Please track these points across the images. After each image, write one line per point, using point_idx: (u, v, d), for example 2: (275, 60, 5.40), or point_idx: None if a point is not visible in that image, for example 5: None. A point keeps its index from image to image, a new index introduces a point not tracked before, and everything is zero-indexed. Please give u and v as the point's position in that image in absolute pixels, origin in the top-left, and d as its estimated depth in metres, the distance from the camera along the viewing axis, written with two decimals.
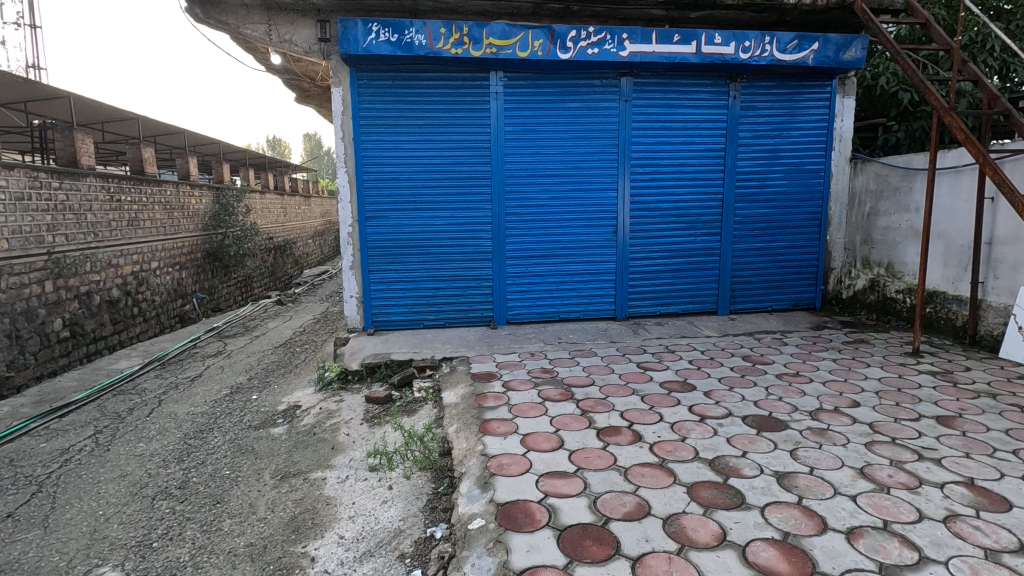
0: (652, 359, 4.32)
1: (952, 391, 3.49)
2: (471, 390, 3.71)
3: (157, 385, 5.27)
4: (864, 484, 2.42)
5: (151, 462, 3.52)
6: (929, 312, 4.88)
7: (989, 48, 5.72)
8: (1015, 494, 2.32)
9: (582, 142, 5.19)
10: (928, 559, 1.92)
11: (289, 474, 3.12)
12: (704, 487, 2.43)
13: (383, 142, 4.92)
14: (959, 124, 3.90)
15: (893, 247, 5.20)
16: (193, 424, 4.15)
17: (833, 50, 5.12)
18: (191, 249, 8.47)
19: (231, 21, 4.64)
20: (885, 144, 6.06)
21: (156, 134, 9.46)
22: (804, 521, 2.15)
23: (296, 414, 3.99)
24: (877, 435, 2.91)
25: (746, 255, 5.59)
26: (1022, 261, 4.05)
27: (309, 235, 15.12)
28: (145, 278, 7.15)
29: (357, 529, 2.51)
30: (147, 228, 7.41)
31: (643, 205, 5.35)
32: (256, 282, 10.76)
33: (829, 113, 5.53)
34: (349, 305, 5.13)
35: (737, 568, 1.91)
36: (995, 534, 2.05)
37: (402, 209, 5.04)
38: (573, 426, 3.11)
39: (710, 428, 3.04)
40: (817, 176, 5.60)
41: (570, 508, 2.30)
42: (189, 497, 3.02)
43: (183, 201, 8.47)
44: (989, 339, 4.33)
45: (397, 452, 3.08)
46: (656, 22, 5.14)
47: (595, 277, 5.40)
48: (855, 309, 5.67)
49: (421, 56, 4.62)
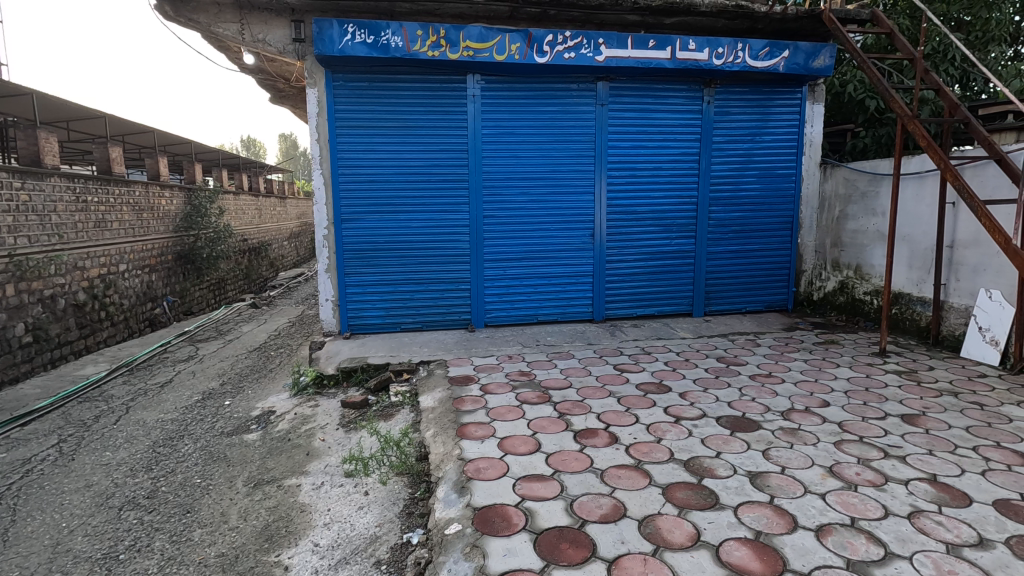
0: (629, 361, 4.37)
1: (916, 390, 3.60)
2: (449, 394, 3.70)
3: (125, 392, 5.12)
4: (833, 482, 2.48)
5: (118, 472, 3.42)
6: (895, 313, 5.02)
7: (950, 58, 5.92)
8: (975, 489, 2.40)
9: (559, 145, 5.22)
10: (893, 554, 1.98)
11: (263, 481, 3.07)
12: (679, 488, 2.46)
13: (360, 144, 4.88)
14: (922, 131, 4.01)
15: (861, 249, 5.35)
16: (163, 432, 4.04)
17: (803, 57, 5.24)
18: (161, 251, 8.26)
19: (202, 19, 4.57)
20: (853, 149, 6.23)
21: (124, 133, 9.23)
22: (775, 520, 2.20)
23: (270, 420, 3.92)
24: (845, 434, 2.98)
25: (720, 258, 5.69)
26: (982, 263, 4.20)
27: (284, 236, 14.86)
28: (113, 281, 6.93)
29: (332, 536, 2.48)
30: (115, 229, 7.21)
31: (620, 208, 5.41)
32: (230, 285, 10.54)
33: (799, 119, 5.66)
34: (325, 308, 5.08)
35: (710, 567, 1.94)
36: (956, 529, 2.12)
37: (379, 212, 5.00)
38: (550, 429, 3.12)
39: (685, 428, 3.09)
40: (788, 180, 5.73)
41: (547, 511, 2.31)
42: (158, 506, 2.94)
43: (153, 202, 8.27)
44: (951, 339, 4.48)
45: (373, 457, 3.05)
46: (633, 27, 5.19)
47: (573, 280, 5.43)
48: (826, 309, 5.82)
49: (398, 58, 4.60)
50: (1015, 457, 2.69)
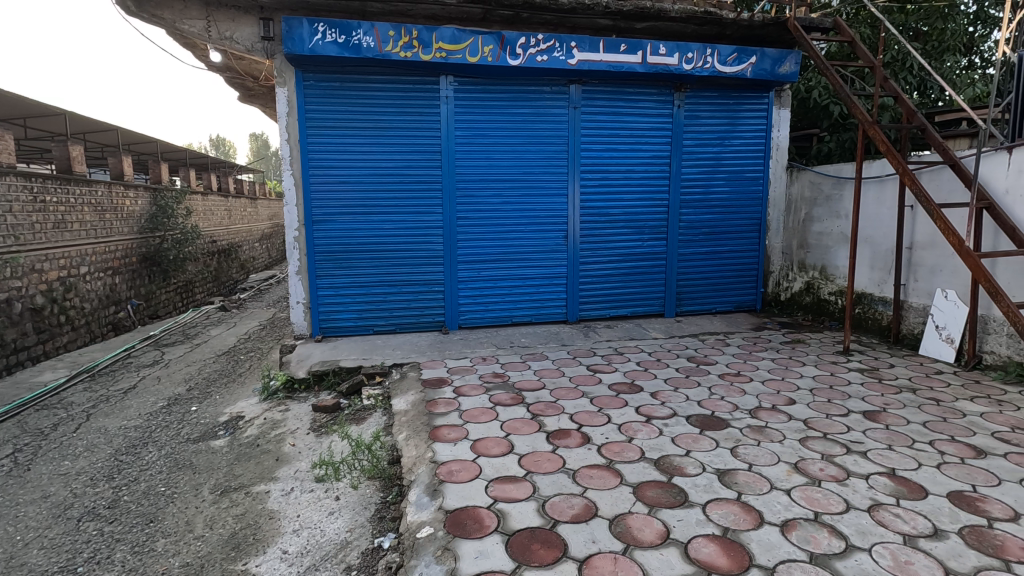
0: (602, 361, 4.42)
1: (878, 387, 3.73)
2: (422, 397, 3.67)
3: (85, 398, 4.95)
4: (798, 478, 2.55)
5: (77, 482, 3.31)
6: (858, 312, 5.18)
7: (908, 67, 6.14)
8: (931, 482, 2.49)
9: (532, 148, 5.24)
10: (854, 547, 2.04)
11: (230, 488, 3.00)
12: (650, 487, 2.49)
13: (332, 145, 4.83)
14: (881, 137, 4.14)
15: (826, 251, 5.51)
16: (126, 440, 3.91)
17: (770, 63, 5.36)
18: (125, 253, 8.02)
19: (167, 16, 4.46)
20: (819, 153, 6.40)
21: (86, 130, 8.93)
22: (742, 517, 2.24)
23: (239, 425, 3.84)
24: (810, 431, 3.06)
25: (691, 259, 5.79)
26: (939, 264, 4.35)
27: (255, 238, 14.55)
28: (73, 284, 6.70)
29: (301, 543, 2.44)
30: (75, 231, 6.96)
31: (593, 211, 5.46)
32: (199, 287, 10.26)
33: (767, 123, 5.79)
34: (296, 312, 5.00)
35: (679, 565, 1.97)
36: (913, 521, 2.20)
37: (351, 213, 4.94)
38: (524, 430, 3.13)
39: (656, 428, 3.13)
40: (756, 183, 5.86)
41: (519, 512, 2.31)
42: (119, 517, 2.85)
43: (116, 202, 8.00)
44: (910, 338, 4.64)
45: (344, 462, 3.01)
46: (604, 31, 5.25)
47: (547, 281, 5.46)
48: (792, 309, 5.97)
49: (370, 58, 4.56)
50: (968, 450, 2.80)
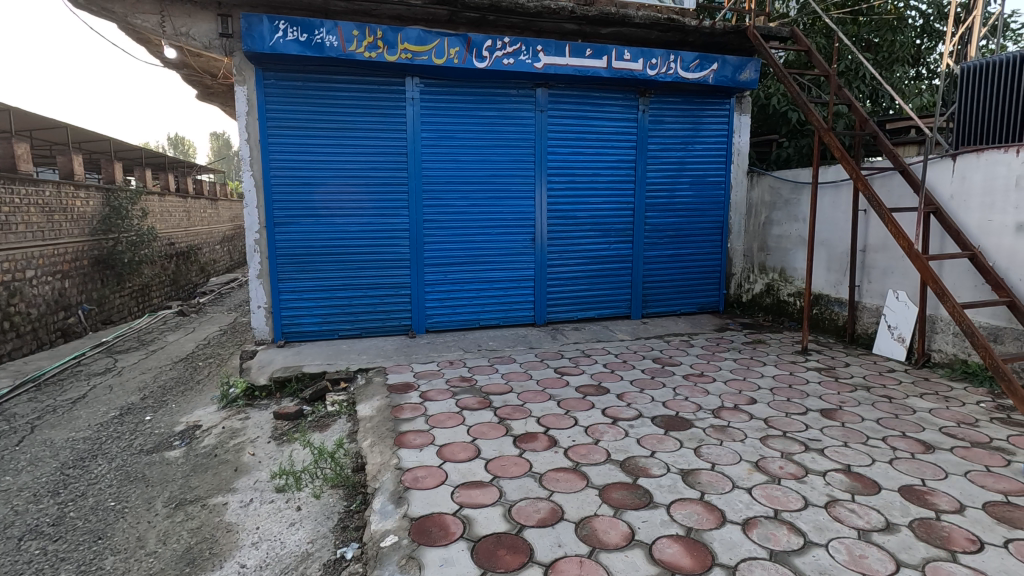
0: (569, 363, 4.44)
1: (834, 386, 3.85)
2: (387, 402, 3.60)
3: (30, 410, 4.70)
4: (758, 477, 2.60)
5: (19, 498, 3.13)
6: (816, 313, 5.34)
7: (860, 76, 6.40)
8: (884, 477, 2.58)
9: (498, 150, 5.24)
10: (811, 543, 2.09)
11: (185, 501, 2.89)
12: (615, 488, 2.51)
13: (294, 146, 4.72)
14: (836, 143, 4.27)
15: (785, 253, 5.67)
16: (73, 452, 3.73)
17: (731, 70, 5.48)
18: (75, 255, 7.67)
19: (118, 9, 4.28)
20: (778, 158, 6.60)
21: (32, 127, 8.49)
22: (705, 516, 2.27)
23: (195, 435, 3.71)
24: (770, 429, 3.13)
25: (656, 262, 5.88)
26: (891, 267, 4.52)
27: (216, 240, 14.12)
28: (19, 288, 6.37)
29: (261, 556, 2.36)
30: (21, 232, 6.61)
31: (560, 214, 5.48)
32: (156, 291, 9.88)
33: (728, 129, 5.92)
34: (257, 316, 4.86)
35: (644, 567, 1.98)
36: (867, 516, 2.27)
37: (314, 215, 4.83)
38: (490, 434, 3.11)
39: (622, 429, 3.16)
40: (718, 188, 5.98)
41: (484, 517, 2.29)
42: (65, 534, 2.71)
43: (66, 203, 7.65)
44: (864, 337, 4.81)
45: (305, 471, 2.92)
46: (570, 36, 5.28)
47: (514, 284, 5.45)
48: (754, 311, 6.12)
49: (334, 58, 4.48)
50: (918, 445, 2.91)
